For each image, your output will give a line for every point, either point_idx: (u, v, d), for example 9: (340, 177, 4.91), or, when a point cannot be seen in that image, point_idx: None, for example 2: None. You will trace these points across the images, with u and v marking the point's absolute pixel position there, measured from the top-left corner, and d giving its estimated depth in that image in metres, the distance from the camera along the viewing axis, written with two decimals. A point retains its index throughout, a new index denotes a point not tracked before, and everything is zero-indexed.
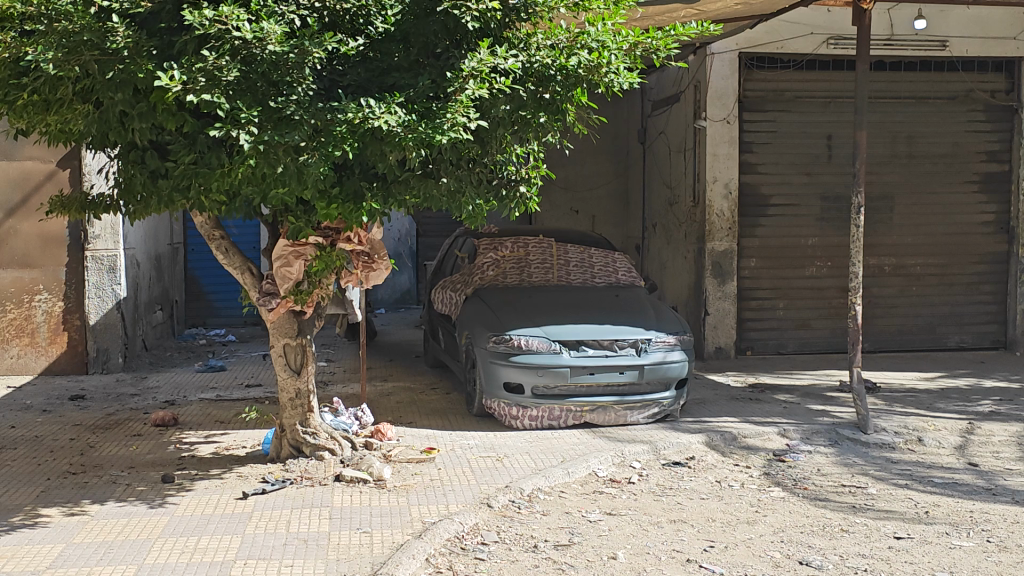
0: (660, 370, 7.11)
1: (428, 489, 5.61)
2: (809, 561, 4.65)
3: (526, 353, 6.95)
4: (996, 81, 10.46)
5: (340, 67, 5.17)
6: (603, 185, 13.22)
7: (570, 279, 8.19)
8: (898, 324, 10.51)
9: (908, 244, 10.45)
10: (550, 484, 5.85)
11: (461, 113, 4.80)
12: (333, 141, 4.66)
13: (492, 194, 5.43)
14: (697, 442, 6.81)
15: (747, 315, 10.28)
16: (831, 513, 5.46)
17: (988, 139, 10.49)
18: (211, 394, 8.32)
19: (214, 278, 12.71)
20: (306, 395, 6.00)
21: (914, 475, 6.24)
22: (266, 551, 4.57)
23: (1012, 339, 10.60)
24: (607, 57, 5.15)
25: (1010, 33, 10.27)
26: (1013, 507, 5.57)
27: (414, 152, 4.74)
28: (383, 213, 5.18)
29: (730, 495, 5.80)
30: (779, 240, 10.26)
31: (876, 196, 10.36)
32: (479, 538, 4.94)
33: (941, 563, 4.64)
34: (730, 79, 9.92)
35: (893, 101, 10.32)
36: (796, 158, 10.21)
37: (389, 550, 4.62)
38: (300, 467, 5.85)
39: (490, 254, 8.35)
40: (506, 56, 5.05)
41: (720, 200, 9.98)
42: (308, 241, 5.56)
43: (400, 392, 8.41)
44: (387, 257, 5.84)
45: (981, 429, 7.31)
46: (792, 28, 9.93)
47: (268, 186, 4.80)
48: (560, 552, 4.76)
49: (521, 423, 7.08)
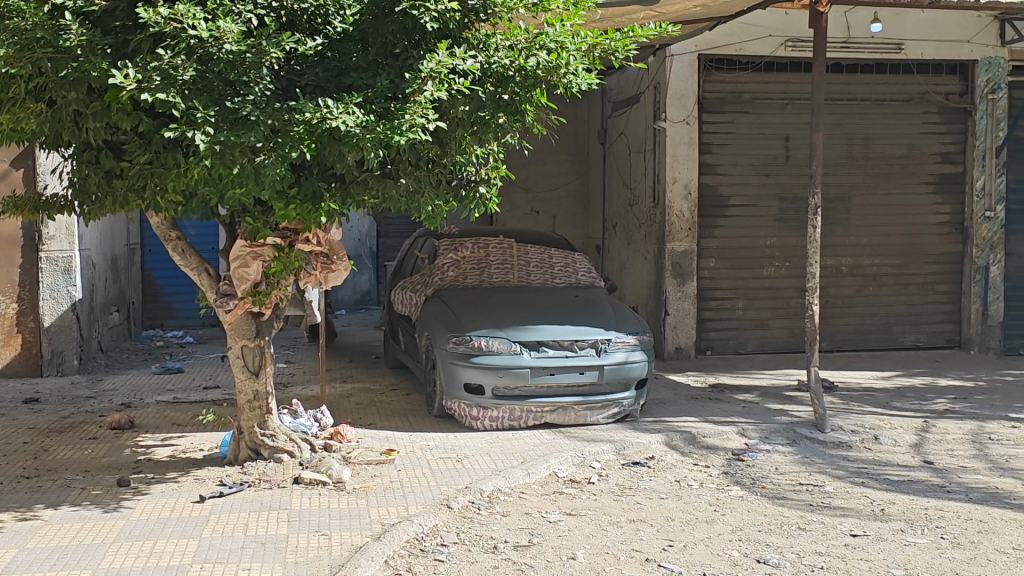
0: (621, 370, 7.14)
1: (388, 491, 5.60)
2: (767, 560, 4.69)
3: (487, 353, 6.94)
4: (950, 83, 10.59)
5: (298, 66, 5.15)
6: (564, 185, 13.24)
7: (530, 280, 8.20)
8: (855, 323, 10.62)
9: (865, 244, 10.56)
10: (510, 484, 5.86)
11: (420, 114, 4.78)
12: (289, 142, 4.63)
13: (452, 195, 5.40)
14: (656, 442, 6.84)
15: (707, 315, 10.33)
16: (789, 511, 5.50)
17: (943, 141, 10.62)
18: (168, 396, 8.25)
19: (172, 279, 12.62)
20: (264, 396, 5.95)
21: (870, 473, 6.31)
22: (224, 554, 4.54)
23: (967, 338, 10.74)
24: (566, 58, 5.16)
25: (964, 36, 10.41)
26: (967, 505, 5.64)
27: (372, 152, 4.72)
28: (342, 214, 5.15)
29: (689, 494, 5.83)
30: (739, 240, 10.33)
31: (833, 197, 10.46)
32: (439, 539, 4.94)
33: (897, 560, 4.68)
34: (690, 80, 9.97)
35: (850, 103, 10.43)
36: (755, 159, 10.29)
37: (348, 551, 4.61)
38: (257, 470, 5.80)
39: (450, 254, 8.35)
40: (465, 57, 5.04)
41: (681, 201, 10.04)
42: (266, 242, 5.51)
43: (361, 393, 8.38)
44: (346, 257, 5.82)
45: (935, 427, 7.40)
46: (750, 30, 10.00)
47: (224, 186, 4.77)
48: (519, 553, 4.77)
49: (482, 424, 7.08)
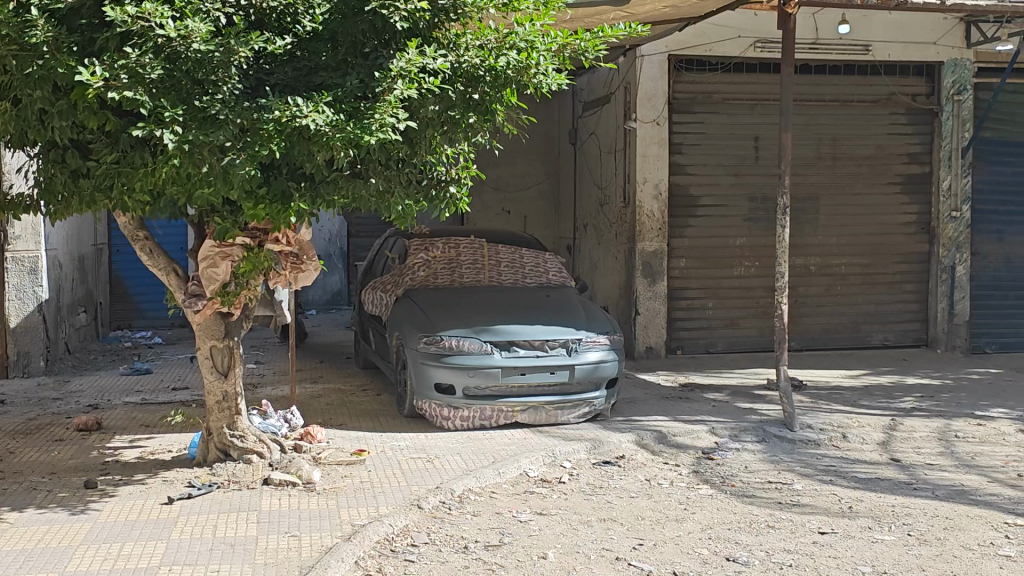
0: (591, 370, 7.15)
1: (358, 492, 5.58)
2: (736, 558, 4.71)
3: (457, 353, 6.94)
4: (917, 85, 10.69)
5: (266, 66, 5.12)
6: (534, 185, 13.25)
7: (501, 280, 8.20)
8: (824, 322, 10.69)
9: (834, 244, 10.63)
10: (481, 484, 5.85)
11: (389, 113, 4.77)
12: (259, 140, 4.62)
13: (422, 195, 5.40)
14: (627, 441, 6.85)
15: (677, 314, 10.37)
16: (758, 509, 5.53)
17: (910, 141, 10.73)
18: (136, 398, 8.19)
19: (140, 279, 12.53)
20: (233, 397, 5.92)
21: (838, 471, 6.36)
22: (192, 557, 4.51)
23: (934, 337, 10.85)
24: (536, 58, 5.18)
25: (930, 38, 10.52)
26: (934, 502, 5.69)
27: (342, 152, 4.71)
28: (312, 214, 5.13)
29: (659, 493, 5.85)
30: (709, 240, 10.37)
31: (802, 197, 10.53)
32: (409, 539, 4.93)
33: (864, 557, 4.72)
34: (660, 81, 10.01)
35: (818, 104, 10.50)
36: (725, 159, 10.34)
37: (318, 552, 4.58)
38: (226, 471, 5.76)
39: (421, 254, 8.33)
40: (434, 56, 5.04)
41: (651, 201, 10.07)
42: (235, 241, 5.49)
43: (331, 394, 8.35)
44: (316, 257, 5.80)
45: (902, 425, 7.48)
46: (719, 30, 10.05)
47: (192, 186, 4.76)
48: (490, 553, 4.77)
49: (452, 424, 7.07)
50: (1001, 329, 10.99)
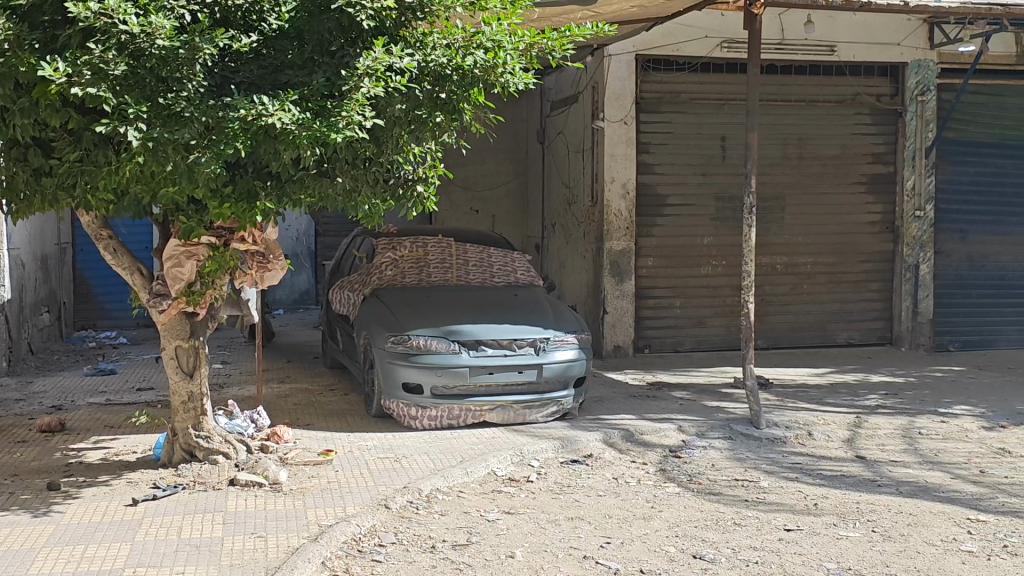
0: (560, 370, 7.16)
1: (326, 491, 5.56)
2: (703, 555, 4.73)
3: (425, 353, 6.93)
4: (881, 85, 10.79)
5: (232, 63, 5.08)
6: (502, 184, 13.26)
7: (469, 279, 8.19)
8: (790, 321, 10.77)
9: (800, 243, 10.71)
10: (448, 484, 5.84)
11: (356, 111, 4.76)
12: (224, 139, 4.58)
13: (389, 194, 5.39)
14: (595, 440, 6.86)
15: (645, 313, 10.41)
16: (725, 507, 5.56)
17: (874, 141, 10.83)
18: (100, 398, 8.11)
19: (104, 279, 12.40)
20: (199, 398, 5.87)
21: (804, 468, 6.40)
22: (158, 559, 4.47)
23: (898, 335, 10.96)
24: (503, 57, 5.18)
25: (895, 38, 10.61)
26: (898, 498, 5.75)
27: (309, 150, 4.68)
28: (278, 213, 5.10)
29: (627, 492, 5.87)
30: (677, 239, 10.42)
31: (769, 197, 10.60)
32: (377, 539, 4.91)
33: (829, 553, 4.76)
34: (628, 80, 10.04)
35: (785, 104, 10.57)
36: (692, 158, 10.39)
37: (284, 553, 4.55)
38: (192, 472, 5.72)
39: (388, 253, 8.30)
40: (401, 55, 5.02)
41: (619, 200, 10.09)
42: (200, 241, 5.45)
43: (298, 394, 8.31)
44: (283, 256, 5.77)
45: (867, 422, 7.55)
46: (686, 30, 10.09)
47: (157, 184, 4.74)
48: (457, 552, 4.76)
49: (421, 423, 7.06)
50: (964, 327, 11.12)
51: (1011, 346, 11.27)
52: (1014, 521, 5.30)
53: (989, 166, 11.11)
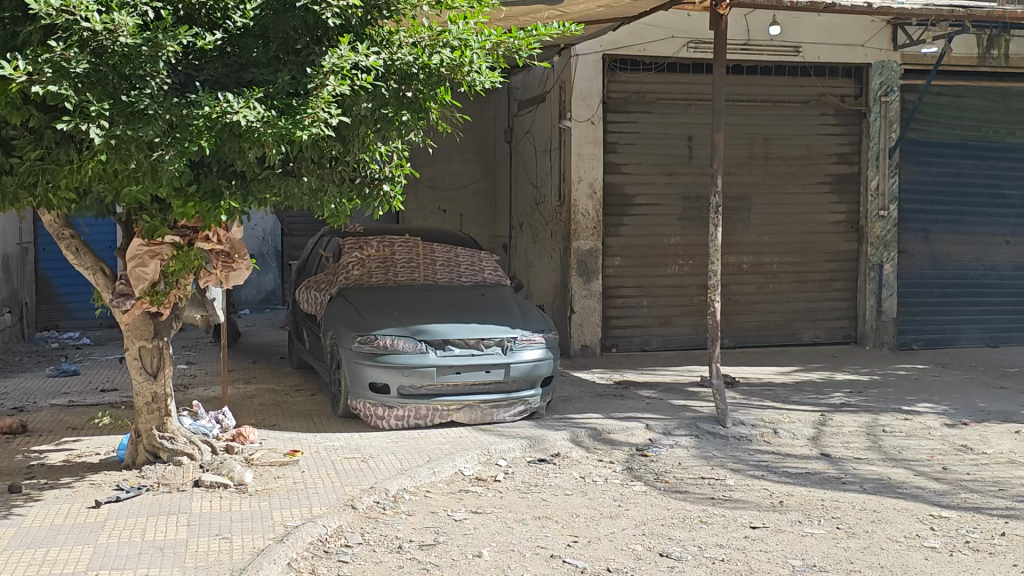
0: (527, 369, 7.15)
1: (292, 492, 5.53)
2: (669, 553, 4.75)
3: (392, 352, 6.90)
4: (845, 86, 10.89)
5: (196, 61, 5.05)
6: (469, 184, 13.24)
7: (436, 279, 8.17)
8: (756, 320, 10.83)
9: (765, 242, 10.78)
10: (415, 483, 5.82)
11: (322, 109, 4.72)
12: (189, 136, 4.53)
13: (355, 193, 5.37)
14: (563, 439, 6.86)
15: (612, 312, 10.44)
16: (691, 505, 5.59)
17: (839, 142, 10.92)
18: (62, 400, 8.01)
19: (67, 279, 12.27)
20: (163, 399, 5.81)
21: (770, 466, 6.44)
22: (120, 561, 4.43)
23: (863, 334, 11.06)
24: (469, 56, 5.17)
25: (858, 39, 10.70)
26: (863, 495, 5.79)
27: (274, 149, 4.65)
28: (243, 213, 5.05)
29: (593, 491, 5.88)
30: (644, 239, 10.46)
31: (735, 197, 10.65)
32: (343, 540, 4.89)
33: (794, 550, 4.80)
34: (594, 80, 10.05)
35: (750, 104, 10.62)
36: (659, 158, 10.43)
37: (249, 555, 4.52)
38: (156, 474, 5.67)
39: (355, 253, 8.27)
40: (367, 53, 5.00)
41: (586, 199, 10.10)
42: (163, 240, 5.40)
43: (264, 394, 8.25)
44: (248, 256, 5.72)
45: (831, 420, 7.61)
46: (652, 30, 10.13)
47: (121, 183, 4.71)
48: (424, 552, 4.75)
49: (387, 424, 7.04)
50: (927, 325, 11.25)
51: (973, 344, 11.41)
52: (976, 517, 5.36)
53: (951, 166, 11.23)
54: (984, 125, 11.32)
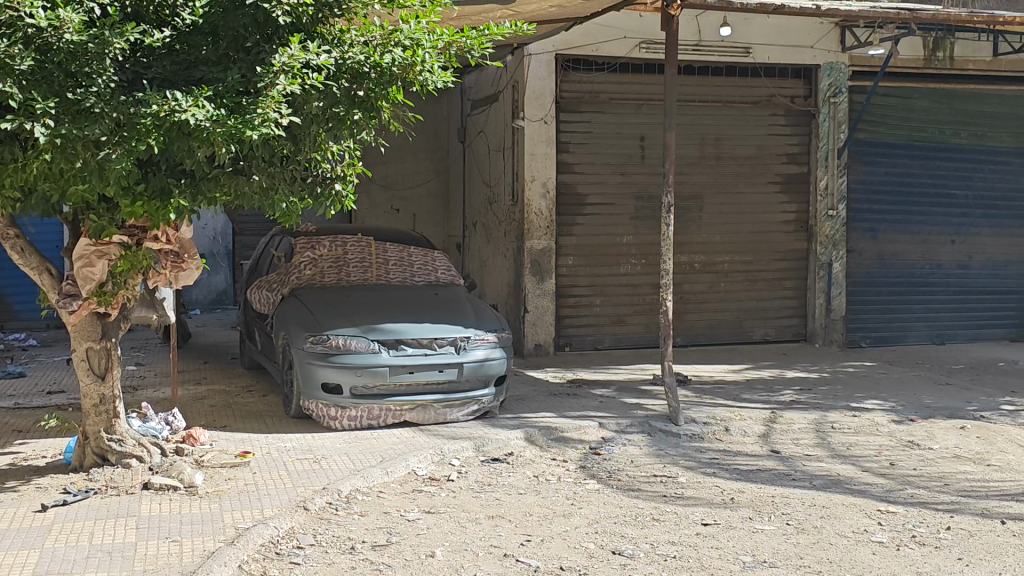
0: (480, 369, 7.16)
1: (243, 494, 5.48)
2: (622, 551, 4.77)
3: (345, 353, 6.86)
4: (795, 87, 11.01)
5: (144, 58, 5.01)
6: (422, 183, 13.21)
7: (389, 278, 8.14)
8: (708, 319, 10.92)
9: (717, 242, 10.86)
10: (368, 484, 5.80)
11: (272, 108, 4.67)
12: (136, 135, 4.47)
13: (307, 192, 5.34)
14: (516, 438, 6.85)
15: (566, 311, 10.47)
16: (644, 503, 5.62)
17: (788, 142, 11.04)
18: (8, 402, 7.88)
19: (12, 279, 12.07)
20: (111, 401, 5.74)
21: (721, 464, 6.50)
22: (68, 565, 4.37)
23: (812, 332, 11.20)
24: (421, 56, 5.15)
25: (807, 41, 10.83)
26: (812, 491, 5.86)
27: (223, 148, 4.61)
28: (192, 211, 5.00)
29: (547, 489, 5.90)
30: (597, 238, 10.50)
31: (687, 196, 10.72)
32: (294, 541, 4.86)
33: (745, 547, 4.84)
34: (547, 80, 10.08)
35: (702, 105, 10.70)
36: (612, 158, 10.47)
37: (199, 558, 4.47)
38: (104, 476, 5.59)
39: (307, 253, 8.22)
40: (318, 52, 4.96)
41: (539, 199, 10.13)
42: (112, 239, 5.34)
43: (215, 395, 8.18)
44: (197, 256, 5.68)
45: (782, 417, 7.69)
46: (605, 31, 10.17)
47: (67, 182, 4.64)
48: (377, 552, 4.73)
49: (340, 424, 7.01)
50: (875, 324, 11.42)
51: (920, 342, 11.61)
52: (923, 512, 5.45)
53: (898, 167, 11.40)
54: (930, 126, 11.50)
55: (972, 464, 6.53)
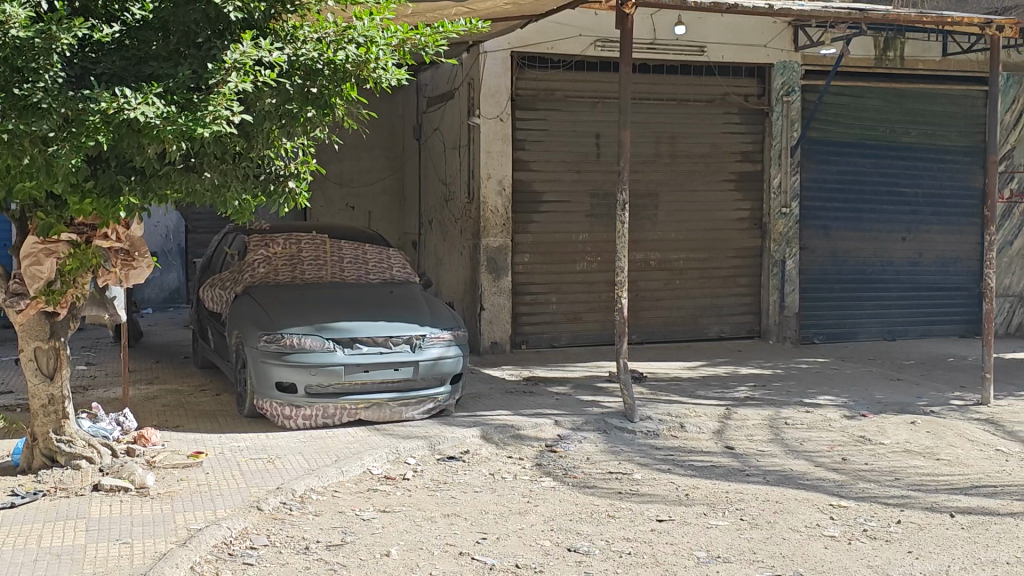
0: (436, 367, 7.14)
1: (195, 495, 5.41)
2: (578, 548, 4.78)
3: (300, 351, 6.80)
4: (748, 86, 11.10)
5: (92, 54, 4.95)
6: (378, 180, 13.16)
7: (344, 276, 8.09)
8: (664, 316, 10.99)
9: (672, 239, 10.92)
10: (323, 483, 5.76)
11: (223, 105, 4.61)
12: (84, 132, 4.40)
13: (260, 189, 5.28)
14: (472, 436, 6.84)
15: (522, 309, 10.48)
16: (599, 499, 5.65)
17: (742, 140, 11.13)
18: None
19: None
20: (61, 401, 5.65)
21: (676, 460, 6.54)
22: (14, 569, 4.29)
23: (766, 328, 11.31)
24: (375, 52, 5.10)
25: (761, 40, 10.92)
26: (765, 487, 5.91)
27: (174, 145, 4.55)
28: (142, 209, 4.93)
29: (503, 487, 5.90)
30: (553, 235, 10.51)
31: (642, 194, 10.76)
32: (247, 542, 4.82)
33: (699, 542, 4.87)
34: (503, 77, 10.08)
35: (656, 103, 10.75)
36: (568, 156, 10.49)
37: (150, 560, 4.42)
38: (52, 478, 5.50)
39: (261, 250, 8.16)
40: (271, 49, 4.88)
41: (495, 197, 10.13)
42: (60, 237, 5.26)
43: (167, 395, 8.09)
44: (148, 254, 5.60)
45: (736, 414, 7.75)
46: (560, 28, 10.18)
47: (11, 178, 4.56)
48: (331, 552, 4.70)
49: (295, 423, 6.97)
50: (827, 320, 11.55)
51: (872, 338, 11.76)
52: (873, 506, 5.52)
53: (850, 165, 11.53)
54: (881, 125, 11.63)
55: (922, 458, 6.62)
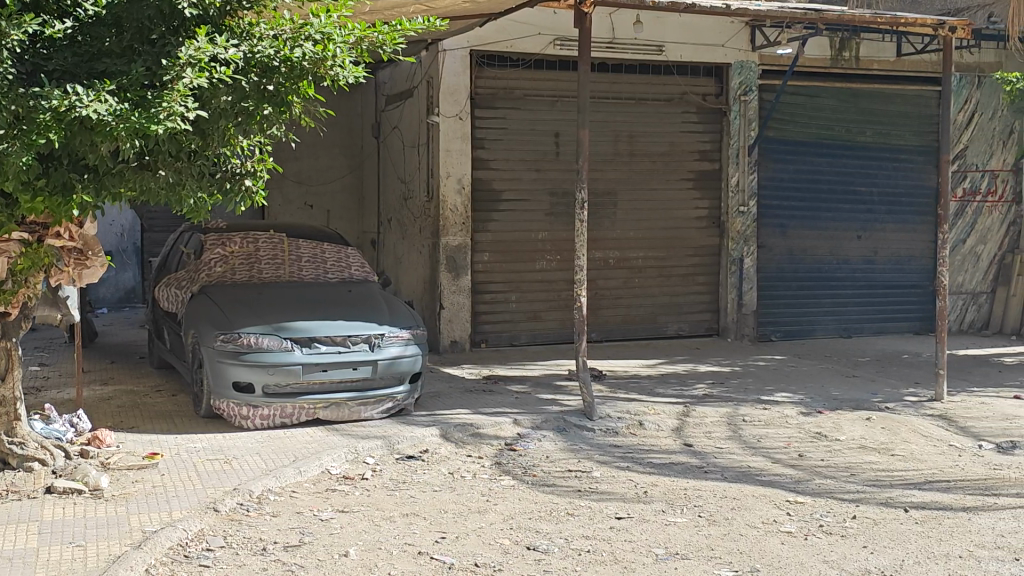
0: (395, 366, 7.11)
1: (150, 497, 5.35)
2: (537, 546, 4.79)
3: (257, 351, 6.75)
4: (706, 85, 11.17)
5: (43, 50, 4.88)
6: (337, 179, 13.09)
7: (302, 275, 8.03)
8: (623, 314, 11.03)
9: (631, 238, 10.97)
10: (280, 484, 5.72)
11: (178, 102, 4.56)
12: (35, 129, 4.34)
13: (216, 187, 5.21)
14: (431, 435, 6.83)
15: (482, 307, 10.48)
16: (558, 497, 5.65)
17: (700, 139, 11.20)
18: None
19: None
20: (12, 402, 5.57)
21: (635, 457, 6.57)
22: None
23: (724, 326, 11.39)
24: (332, 50, 5.04)
25: (718, 40, 10.99)
26: (724, 484, 5.95)
27: (127, 143, 4.49)
28: (95, 206, 4.86)
29: (462, 486, 5.89)
30: (513, 234, 10.51)
31: (601, 193, 10.79)
32: (204, 544, 4.77)
33: (658, 539, 4.89)
34: (462, 76, 10.08)
35: (615, 102, 10.78)
36: (527, 154, 10.49)
37: (104, 563, 4.36)
38: (4, 481, 5.40)
39: (217, 249, 8.10)
40: (226, 45, 4.83)
41: (455, 195, 10.12)
42: (10, 237, 5.13)
43: (123, 396, 7.98)
44: (102, 253, 5.56)
45: (694, 411, 7.78)
46: (519, 27, 10.18)
47: None
48: (289, 553, 4.67)
49: (252, 423, 6.92)
50: (785, 318, 11.65)
51: (828, 336, 11.87)
52: (829, 502, 5.58)
53: (806, 164, 11.63)
54: (837, 124, 11.74)
55: (877, 454, 6.70)
